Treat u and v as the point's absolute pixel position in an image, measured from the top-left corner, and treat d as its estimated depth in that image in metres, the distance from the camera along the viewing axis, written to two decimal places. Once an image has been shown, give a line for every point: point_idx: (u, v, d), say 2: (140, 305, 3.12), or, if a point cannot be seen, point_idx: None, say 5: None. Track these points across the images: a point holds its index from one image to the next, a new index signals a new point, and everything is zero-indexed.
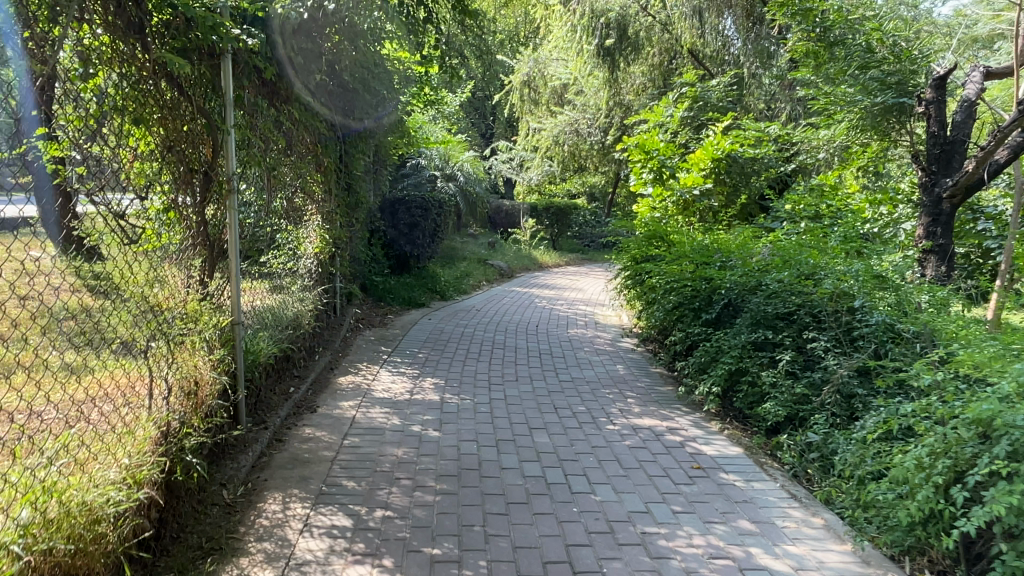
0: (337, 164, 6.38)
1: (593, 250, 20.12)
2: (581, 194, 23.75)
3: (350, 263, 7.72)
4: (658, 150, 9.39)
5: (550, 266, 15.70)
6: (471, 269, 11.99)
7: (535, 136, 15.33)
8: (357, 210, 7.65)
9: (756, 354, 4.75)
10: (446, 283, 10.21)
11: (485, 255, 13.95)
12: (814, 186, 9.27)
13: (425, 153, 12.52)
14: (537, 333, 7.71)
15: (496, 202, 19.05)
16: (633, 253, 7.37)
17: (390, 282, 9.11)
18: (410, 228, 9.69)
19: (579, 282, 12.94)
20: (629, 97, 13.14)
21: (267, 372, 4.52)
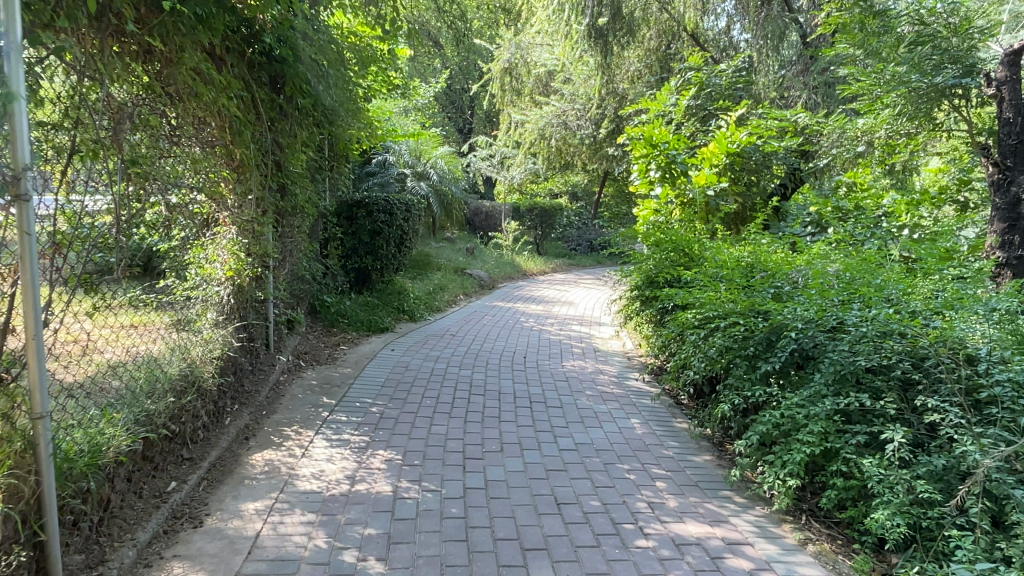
0: (261, 157, 4.85)
1: (580, 254, 18.66)
2: (564, 194, 22.37)
3: (289, 283, 6.17)
4: (666, 144, 7.82)
5: (534, 273, 14.24)
6: (446, 281, 10.46)
7: (517, 130, 13.87)
8: (298, 216, 6.11)
9: (846, 428, 3.32)
10: (416, 301, 8.68)
11: (462, 263, 12.45)
12: (841, 184, 7.90)
13: (394, 148, 11.00)
14: (525, 368, 6.20)
15: (474, 203, 17.49)
16: (648, 271, 5.88)
17: (346, 301, 7.55)
18: (371, 236, 8.13)
19: (568, 294, 11.48)
20: (624, 86, 11.71)
21: (120, 472, 2.99)
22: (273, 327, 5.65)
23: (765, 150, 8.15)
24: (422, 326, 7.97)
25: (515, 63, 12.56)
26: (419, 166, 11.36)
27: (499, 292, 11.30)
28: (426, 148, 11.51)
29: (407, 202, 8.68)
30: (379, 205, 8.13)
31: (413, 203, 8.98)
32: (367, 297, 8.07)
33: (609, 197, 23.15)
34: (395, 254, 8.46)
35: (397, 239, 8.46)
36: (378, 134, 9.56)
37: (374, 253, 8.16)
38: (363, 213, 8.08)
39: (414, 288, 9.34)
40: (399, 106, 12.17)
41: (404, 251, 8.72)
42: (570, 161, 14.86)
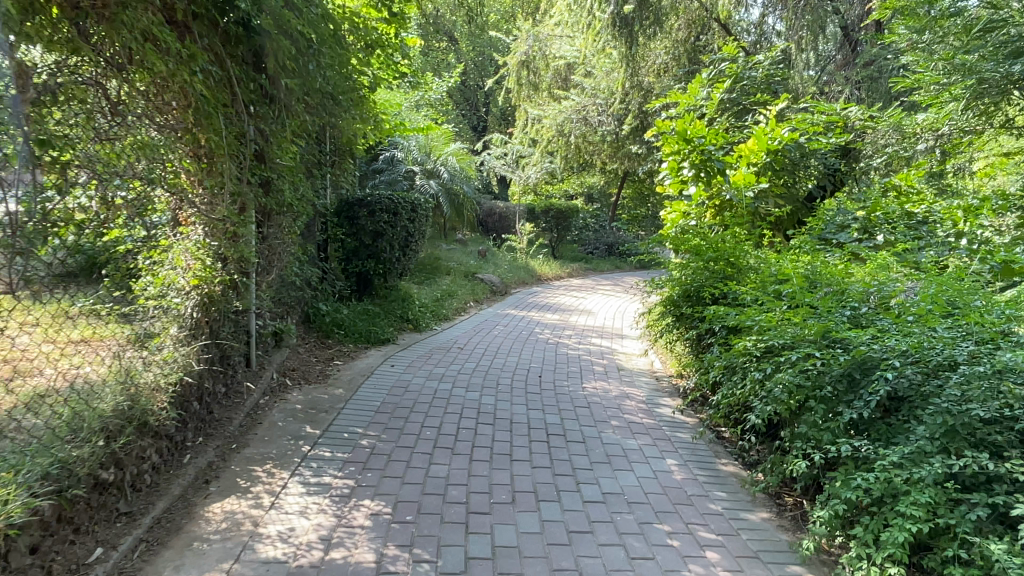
0: (236, 144, 4.14)
1: (597, 258, 17.81)
2: (580, 196, 21.53)
3: (277, 290, 5.49)
4: (702, 138, 7.02)
5: (550, 278, 13.48)
6: (455, 286, 9.73)
7: (533, 127, 13.13)
8: (286, 214, 5.41)
9: (963, 498, 2.53)
10: (421, 309, 7.97)
11: (473, 267, 11.73)
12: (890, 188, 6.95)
13: (403, 143, 10.35)
14: (540, 390, 5.46)
15: (488, 203, 16.76)
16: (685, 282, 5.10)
17: (344, 310, 6.85)
18: (372, 238, 7.41)
19: (586, 302, 10.70)
20: (649, 80, 10.94)
21: (17, 546, 2.32)
22: (254, 341, 4.95)
23: (808, 149, 7.35)
24: (427, 337, 7.27)
25: (533, 55, 11.84)
26: (429, 162, 10.65)
27: (512, 298, 10.58)
28: (437, 143, 10.79)
29: (415, 201, 7.95)
30: (382, 204, 7.40)
31: (421, 202, 8.24)
32: (368, 304, 7.36)
33: (628, 199, 22.34)
34: (399, 257, 7.73)
35: (402, 241, 7.74)
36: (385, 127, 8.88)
37: (376, 256, 7.45)
38: (364, 211, 7.34)
39: (420, 294, 8.64)
40: (408, 99, 11.43)
41: (410, 254, 7.99)
42: (589, 160, 14.10)
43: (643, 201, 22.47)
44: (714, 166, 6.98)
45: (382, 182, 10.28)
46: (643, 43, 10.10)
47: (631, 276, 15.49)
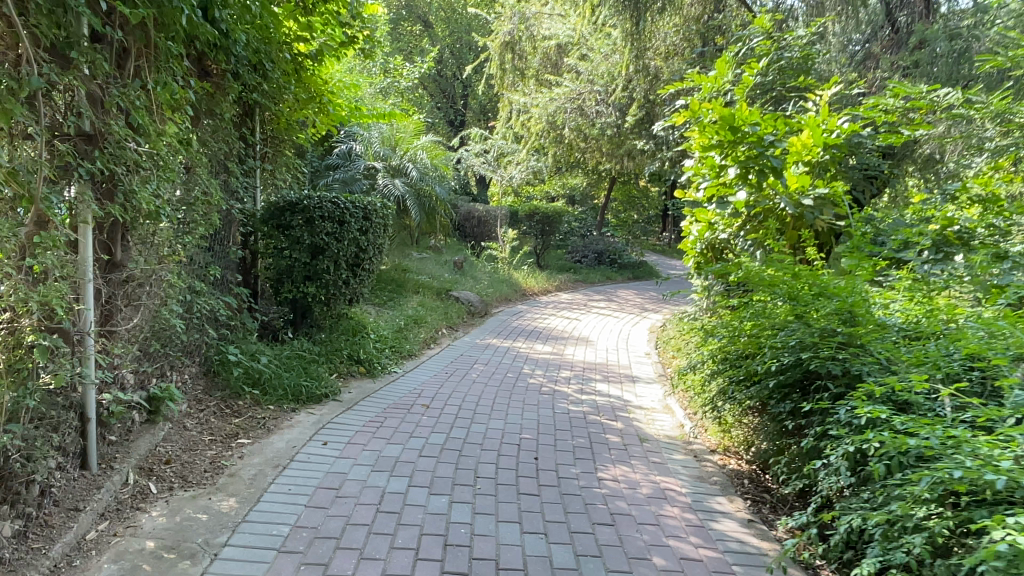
0: (19, 113, 2.40)
1: (587, 267, 15.93)
2: (565, 197, 19.80)
3: (144, 341, 3.70)
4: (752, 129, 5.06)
5: (536, 292, 11.78)
6: (424, 308, 7.95)
7: (516, 119, 11.34)
8: (159, 227, 3.61)
9: None
10: (378, 344, 6.20)
11: (447, 281, 9.99)
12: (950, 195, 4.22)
13: (361, 134, 8.60)
14: (539, 487, 3.71)
15: (465, 206, 15.01)
16: (768, 337, 3.31)
17: (268, 353, 5.04)
18: (311, 253, 5.56)
19: (582, 327, 8.98)
20: (655, 63, 9.11)
21: None
22: (93, 428, 3.15)
23: (876, 144, 5.71)
24: (383, 387, 5.49)
25: (518, 36, 10.11)
26: (393, 158, 8.80)
27: (492, 322, 8.81)
28: (403, 135, 8.95)
29: (371, 205, 6.08)
30: (323, 209, 5.51)
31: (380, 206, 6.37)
32: (304, 343, 5.56)
33: (618, 200, 20.73)
34: (349, 279, 5.89)
35: (353, 258, 5.87)
36: (336, 114, 7.09)
37: (317, 278, 5.61)
38: (298, 219, 5.44)
39: (377, 322, 6.87)
40: (366, 83, 9.54)
41: (365, 274, 6.17)
42: (580, 158, 12.36)
43: (633, 204, 20.80)
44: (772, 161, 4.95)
45: (335, 181, 8.41)
46: (652, 19, 8.33)
47: (626, 290, 13.82)
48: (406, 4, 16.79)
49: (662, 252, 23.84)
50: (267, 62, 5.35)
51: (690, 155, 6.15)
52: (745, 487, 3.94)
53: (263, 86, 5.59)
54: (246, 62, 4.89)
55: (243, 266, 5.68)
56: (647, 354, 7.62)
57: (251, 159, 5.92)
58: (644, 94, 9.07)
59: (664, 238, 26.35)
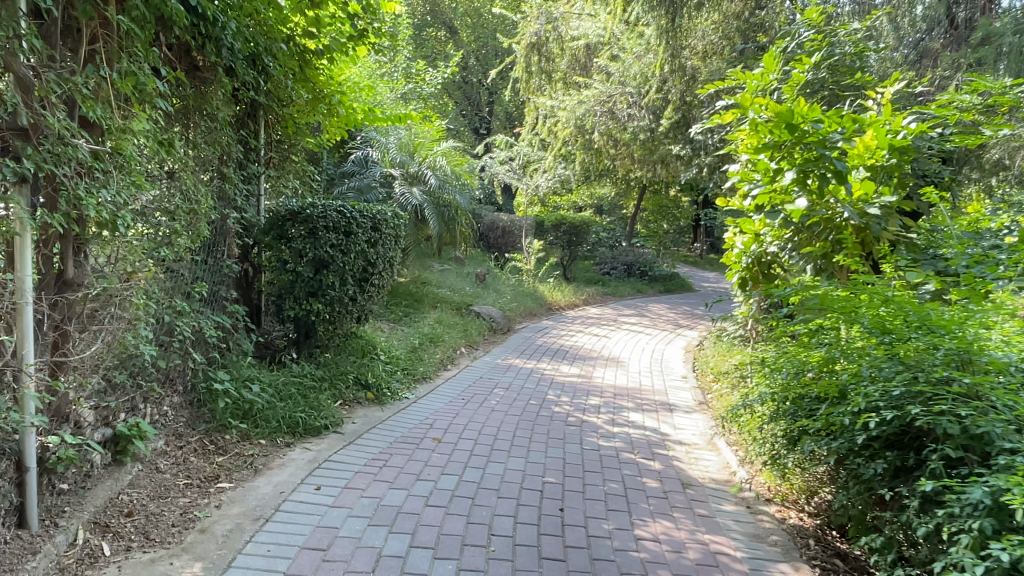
0: None
1: (616, 279, 15.28)
2: (593, 207, 19.17)
3: (106, 371, 3.21)
4: (813, 128, 4.36)
5: (562, 306, 11.17)
6: (441, 325, 7.40)
7: (543, 125, 10.79)
8: (123, 237, 3.12)
9: None
10: (389, 366, 5.65)
11: (469, 295, 9.44)
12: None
13: (377, 140, 8.11)
14: (565, 549, 3.11)
15: (490, 215, 14.49)
16: (849, 377, 2.68)
17: (264, 379, 4.53)
18: (314, 268, 5.01)
19: (611, 345, 8.34)
20: (692, 63, 8.43)
21: None
22: (32, 484, 2.65)
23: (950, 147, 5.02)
24: (391, 417, 4.93)
25: (546, 36, 9.66)
26: (411, 165, 8.28)
27: (515, 340, 8.21)
28: (422, 140, 8.44)
29: (382, 214, 5.54)
30: (326, 218, 4.96)
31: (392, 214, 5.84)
32: (307, 366, 5.03)
33: (648, 210, 20.04)
34: (357, 294, 5.34)
35: (362, 272, 5.32)
36: (347, 117, 6.60)
37: (320, 295, 5.07)
38: (299, 229, 4.92)
39: (389, 340, 6.33)
40: (384, 87, 9.09)
41: (375, 289, 5.63)
42: (610, 166, 11.75)
43: (664, 214, 20.07)
44: (835, 163, 4.24)
45: (349, 189, 7.92)
46: (689, 15, 7.71)
47: (657, 304, 13.13)
48: (431, 10, 16.46)
49: (694, 264, 23.06)
50: (266, 55, 4.88)
51: (739, 158, 5.52)
52: (811, 550, 3.28)
53: (263, 83, 5.12)
54: (241, 54, 4.43)
55: (243, 286, 5.20)
56: (684, 378, 6.95)
57: (252, 164, 5.45)
58: (679, 95, 8.45)
59: (696, 250, 25.55)
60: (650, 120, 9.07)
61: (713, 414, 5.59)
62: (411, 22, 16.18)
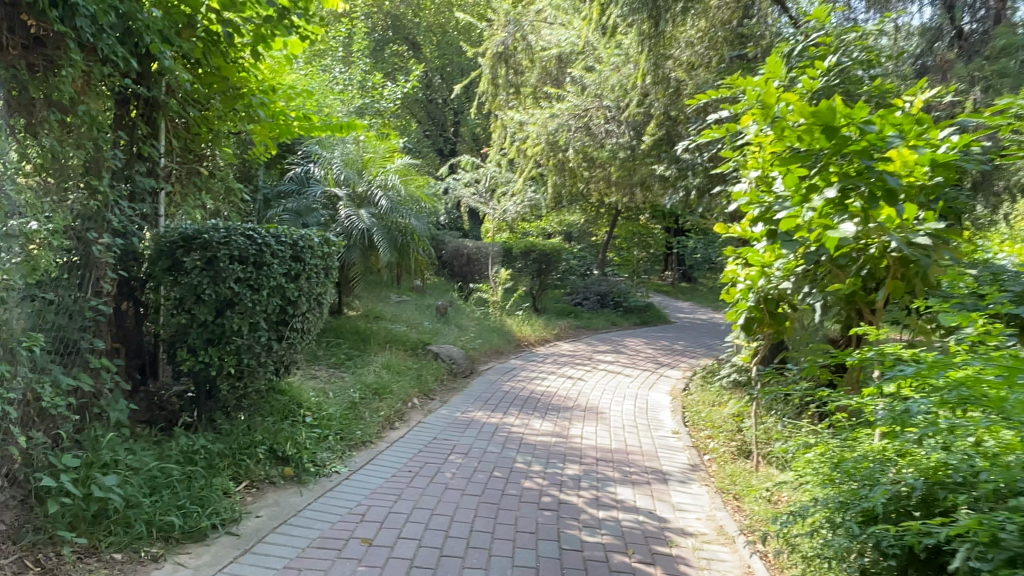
0: None
1: (589, 310, 14.31)
2: (564, 233, 18.27)
3: None
4: (855, 133, 3.38)
5: (533, 343, 10.13)
6: (391, 369, 6.26)
7: (511, 144, 9.77)
8: None
9: None
10: (315, 431, 4.50)
11: (427, 333, 8.34)
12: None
13: (317, 154, 7.06)
14: None
15: (454, 242, 13.47)
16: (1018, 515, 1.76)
17: (133, 461, 3.37)
18: (217, 309, 3.88)
19: (589, 392, 7.28)
20: (675, 75, 7.28)
21: None
22: None
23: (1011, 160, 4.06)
24: (310, 504, 3.77)
25: (513, 46, 8.82)
26: (359, 183, 7.21)
27: (479, 386, 7.08)
28: (372, 156, 7.33)
29: (311, 236, 4.38)
30: (230, 245, 3.83)
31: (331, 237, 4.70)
32: (200, 437, 3.91)
33: (621, 238, 19.25)
34: (280, 342, 4.20)
35: (284, 311, 4.17)
36: (274, 120, 5.52)
37: (222, 345, 3.92)
38: (193, 259, 3.80)
39: (322, 395, 5.17)
40: (329, 100, 8.14)
41: (307, 334, 4.47)
42: (583, 189, 10.80)
43: (636, 241, 19.22)
44: (884, 178, 3.25)
45: (284, 211, 6.83)
46: (674, 20, 6.83)
47: (633, 338, 12.12)
48: (393, 25, 15.58)
49: (668, 294, 22.27)
50: (145, 34, 3.80)
51: (749, 172, 4.53)
52: None
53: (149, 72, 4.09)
54: (100, 24, 3.40)
55: (137, 317, 4.31)
56: (675, 434, 5.91)
57: (143, 177, 4.36)
58: (663, 109, 7.46)
59: (667, 279, 24.77)
60: (629, 139, 7.88)
61: (717, 487, 4.56)
62: (372, 37, 15.26)
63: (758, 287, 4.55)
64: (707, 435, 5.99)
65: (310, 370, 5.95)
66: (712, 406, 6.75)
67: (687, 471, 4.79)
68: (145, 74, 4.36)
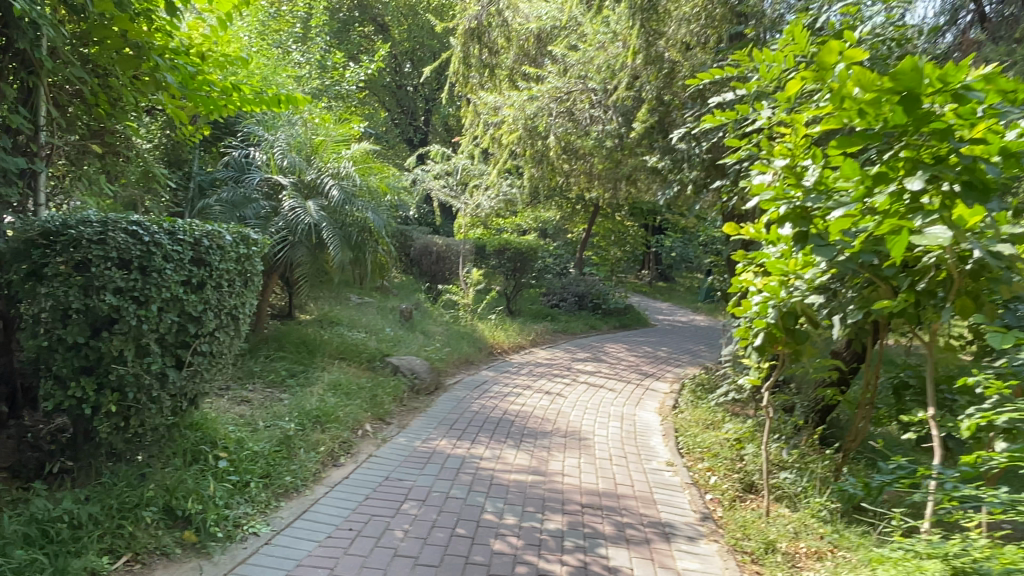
0: None
1: (566, 312, 13.50)
2: (539, 230, 17.43)
3: None
4: (939, 106, 2.49)
5: (506, 350, 9.25)
6: (339, 388, 5.33)
7: (484, 132, 8.76)
8: None
9: None
10: (231, 479, 3.58)
11: (387, 341, 7.42)
12: None
13: (258, 135, 6.06)
14: None
15: (422, 239, 12.50)
16: None
17: None
18: (91, 329, 2.93)
19: (570, 410, 6.42)
20: (669, 56, 6.40)
21: None
22: None
23: None
24: None
25: (489, 23, 7.77)
26: (307, 170, 6.13)
27: (445, 404, 6.18)
28: (325, 139, 6.27)
29: (222, 232, 3.40)
30: (104, 244, 2.88)
31: (254, 231, 3.68)
32: (65, 496, 2.98)
33: (599, 235, 18.46)
34: (179, 370, 3.24)
35: (183, 331, 3.21)
36: (189, 79, 4.49)
37: (98, 375, 2.98)
38: (56, 262, 2.86)
39: (246, 428, 4.23)
40: (275, 76, 7.19)
41: (221, 357, 3.51)
42: (562, 182, 9.93)
43: (614, 239, 18.42)
44: (979, 165, 2.37)
45: (218, 203, 5.87)
46: None
47: (614, 344, 11.29)
48: (359, 5, 14.55)
49: (647, 294, 21.57)
50: None
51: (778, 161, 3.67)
52: None
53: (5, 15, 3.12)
54: None
55: (3, 329, 3.43)
56: (670, 466, 5.09)
57: (7, 155, 3.43)
58: (655, 93, 6.52)
59: (643, 278, 24.05)
60: (618, 126, 6.96)
61: (728, 546, 3.75)
62: (336, 17, 14.23)
63: (783, 300, 3.72)
64: (707, 468, 5.18)
65: (240, 393, 5.00)
66: (708, 429, 5.94)
67: (691, 524, 3.98)
68: (8, 23, 3.41)
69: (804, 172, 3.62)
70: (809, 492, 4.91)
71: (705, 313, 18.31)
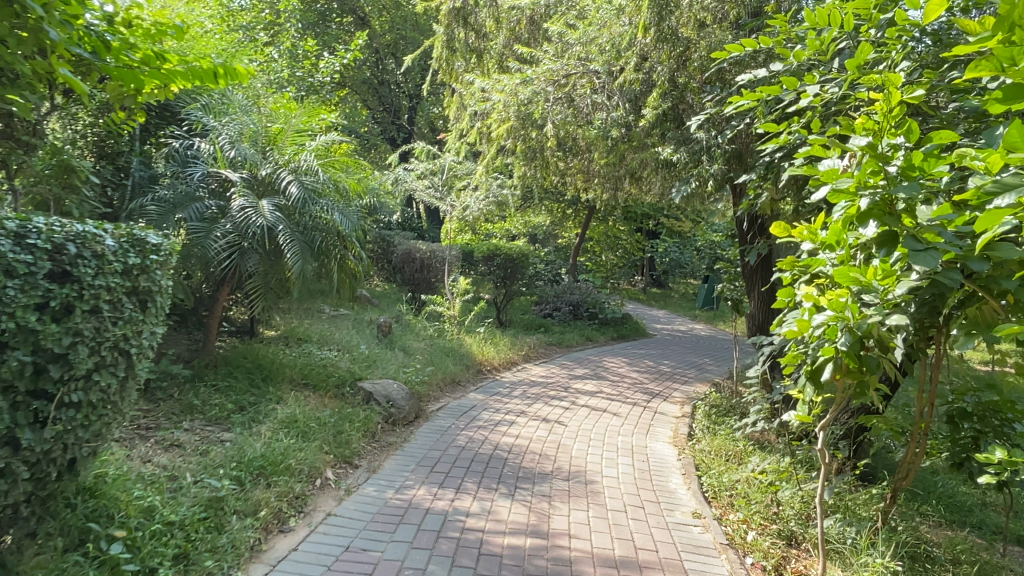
0: None
1: (560, 322, 12.62)
2: (529, 235, 16.56)
3: None
4: None
5: (497, 367, 8.35)
6: (296, 426, 4.40)
7: (472, 127, 7.67)
8: None
9: None
10: (128, 571, 2.63)
11: (361, 361, 6.50)
12: None
13: (204, 122, 5.13)
14: None
15: (405, 244, 11.29)
16: None
17: None
18: None
19: (572, 442, 5.52)
20: (683, 33, 5.55)
21: None
22: None
23: None
24: None
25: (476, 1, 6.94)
26: (262, 164, 5.20)
27: (426, 438, 5.26)
28: (284, 126, 5.37)
29: (101, 235, 2.48)
30: None
31: (154, 231, 2.75)
32: None
33: (593, 239, 17.63)
34: (40, 429, 2.30)
35: (41, 375, 2.30)
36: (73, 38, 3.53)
37: None
38: None
39: (166, 489, 3.30)
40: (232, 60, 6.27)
41: (110, 405, 2.57)
42: (557, 182, 9.07)
43: (608, 244, 17.60)
44: None
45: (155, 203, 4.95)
46: None
47: (613, 358, 10.41)
48: None
49: (641, 301, 20.75)
50: None
51: (859, 142, 2.81)
52: None
53: None
54: None
55: None
56: (697, 520, 4.22)
57: None
58: (667, 76, 5.67)
59: (637, 284, 23.24)
60: (625, 113, 6.07)
61: None
62: (313, 8, 13.35)
63: (845, 314, 2.86)
64: (741, 520, 4.31)
65: (171, 437, 4.06)
66: (736, 466, 5.07)
67: None
68: None
69: (892, 154, 2.77)
70: (868, 550, 4.03)
71: (704, 321, 17.49)
